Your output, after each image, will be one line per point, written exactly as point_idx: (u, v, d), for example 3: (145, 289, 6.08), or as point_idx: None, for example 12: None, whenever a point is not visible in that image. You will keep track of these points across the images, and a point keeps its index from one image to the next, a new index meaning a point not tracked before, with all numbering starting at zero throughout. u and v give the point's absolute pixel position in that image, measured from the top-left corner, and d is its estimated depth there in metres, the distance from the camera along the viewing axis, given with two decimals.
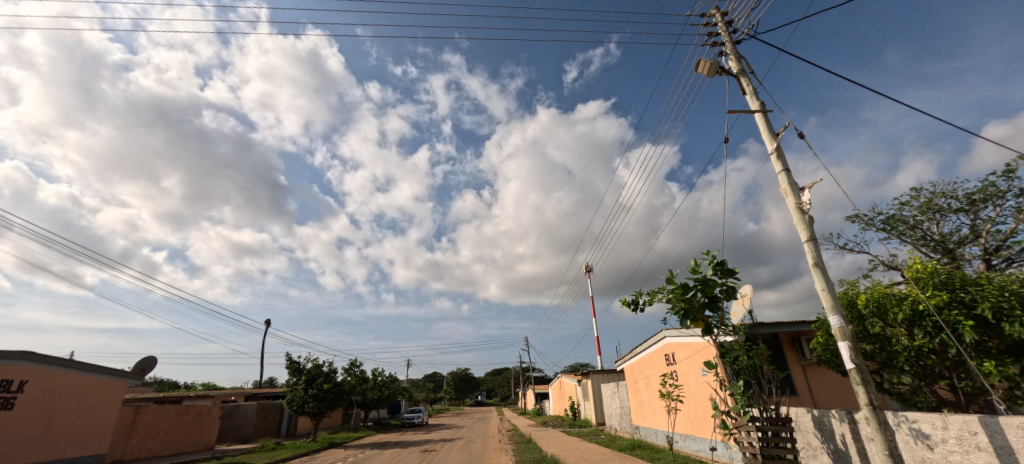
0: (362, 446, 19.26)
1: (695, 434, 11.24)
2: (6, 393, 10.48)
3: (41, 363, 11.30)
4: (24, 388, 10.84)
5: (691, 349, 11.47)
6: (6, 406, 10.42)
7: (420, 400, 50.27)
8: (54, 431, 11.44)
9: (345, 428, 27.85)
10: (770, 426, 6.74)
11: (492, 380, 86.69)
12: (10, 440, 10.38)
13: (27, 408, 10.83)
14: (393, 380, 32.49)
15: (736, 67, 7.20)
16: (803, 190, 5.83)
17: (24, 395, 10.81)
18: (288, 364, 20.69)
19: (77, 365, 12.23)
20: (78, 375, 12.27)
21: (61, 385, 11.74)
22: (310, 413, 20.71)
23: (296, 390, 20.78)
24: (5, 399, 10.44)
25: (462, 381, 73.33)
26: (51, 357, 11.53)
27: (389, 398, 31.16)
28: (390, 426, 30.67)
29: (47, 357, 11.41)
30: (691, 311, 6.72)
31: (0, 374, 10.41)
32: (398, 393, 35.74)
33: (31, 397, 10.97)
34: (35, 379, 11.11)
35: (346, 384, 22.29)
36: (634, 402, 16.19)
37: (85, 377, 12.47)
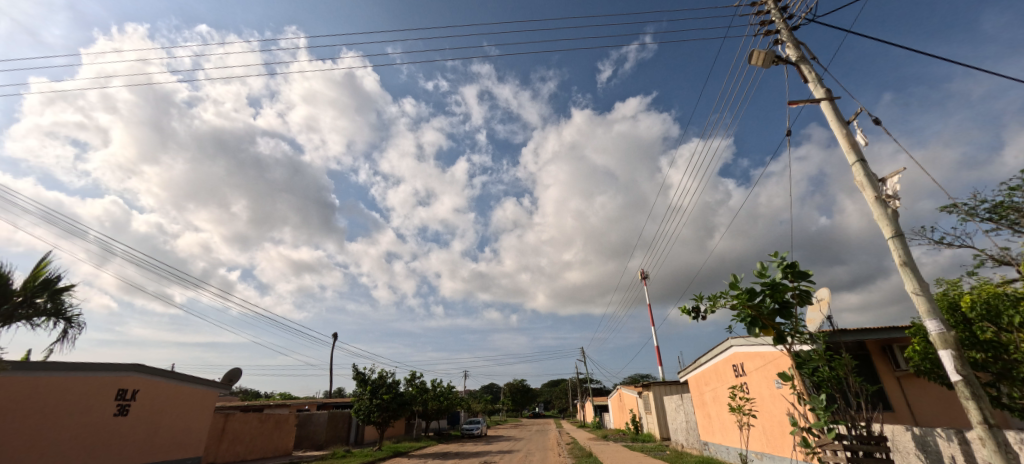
0: (425, 456, 19.55)
1: (771, 452, 10.21)
2: (122, 400, 11.68)
3: (149, 373, 12.54)
4: (136, 396, 12.08)
5: (762, 359, 10.53)
6: (123, 412, 11.66)
7: (478, 411, 50.60)
8: (161, 435, 12.68)
9: (407, 438, 28.56)
10: (861, 446, 5.86)
11: (549, 391, 85.25)
12: (125, 443, 11.60)
13: (138, 414, 12.05)
14: (451, 392, 32.82)
15: (795, 54, 6.56)
16: (883, 181, 5.12)
17: (136, 403, 12.04)
18: (354, 374, 21.61)
19: (177, 376, 13.44)
20: (178, 384, 13.48)
21: (165, 393, 12.98)
22: (375, 422, 21.45)
23: (362, 400, 21.59)
24: (121, 406, 11.66)
25: (519, 393, 72.96)
26: (157, 368, 12.76)
27: (449, 408, 31.53)
28: (451, 437, 30.97)
29: (152, 368, 12.63)
30: (759, 318, 6.07)
31: (118, 384, 11.64)
32: (457, 403, 36.12)
33: (142, 404, 12.21)
34: (144, 388, 12.36)
35: (407, 395, 22.86)
36: (701, 417, 15.08)
37: (182, 387, 13.65)
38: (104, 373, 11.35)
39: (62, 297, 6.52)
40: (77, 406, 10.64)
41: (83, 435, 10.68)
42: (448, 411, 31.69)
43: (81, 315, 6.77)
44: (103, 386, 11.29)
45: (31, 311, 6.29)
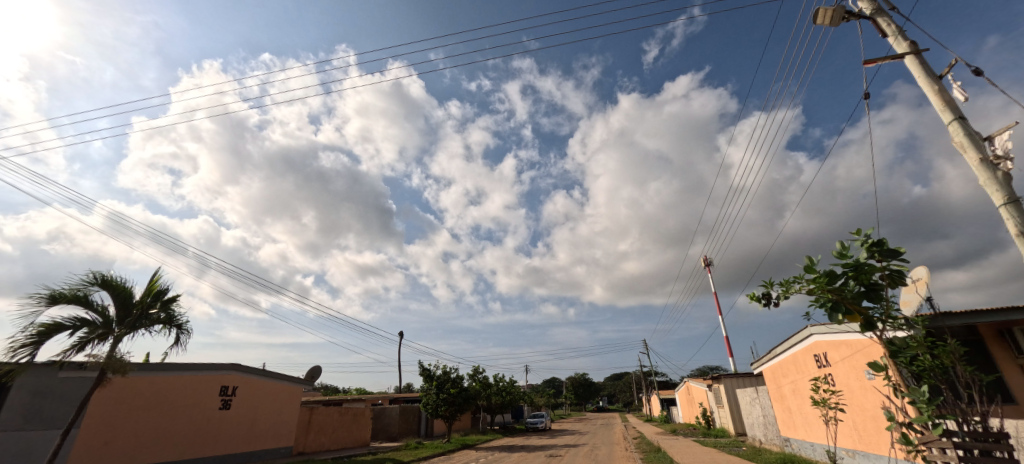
0: (492, 449, 20.03)
1: (865, 450, 9.31)
2: (225, 395, 13.12)
3: (245, 371, 13.93)
4: (236, 392, 13.49)
5: (848, 348, 9.62)
6: (226, 406, 13.08)
7: (541, 405, 50.90)
8: (258, 427, 14.09)
9: (474, 431, 29.41)
10: (976, 444, 5.16)
11: (612, 385, 83.78)
12: (229, 433, 13.03)
13: (238, 408, 13.47)
14: (514, 386, 33.31)
15: (868, 8, 5.88)
16: (989, 140, 4.46)
17: (236, 398, 13.46)
18: (421, 370, 22.60)
19: (268, 373, 14.82)
20: (270, 381, 14.87)
21: (259, 389, 14.38)
22: (443, 416, 22.31)
23: (429, 395, 22.53)
24: (224, 400, 13.09)
25: (582, 387, 72.40)
26: (251, 367, 14.14)
27: (512, 402, 32.05)
28: (516, 430, 31.44)
29: (248, 367, 14.05)
30: (842, 303, 5.50)
31: (221, 381, 13.07)
32: (521, 397, 36.58)
33: (241, 399, 13.63)
34: (242, 384, 13.76)
35: (472, 389, 23.53)
36: (780, 411, 14.10)
37: (274, 383, 15.07)
38: (210, 372, 12.77)
39: (173, 308, 7.47)
40: (190, 400, 12.11)
41: (196, 426, 12.15)
42: (512, 405, 32.19)
43: (188, 323, 7.73)
44: (210, 382, 12.76)
45: (150, 321, 7.24)
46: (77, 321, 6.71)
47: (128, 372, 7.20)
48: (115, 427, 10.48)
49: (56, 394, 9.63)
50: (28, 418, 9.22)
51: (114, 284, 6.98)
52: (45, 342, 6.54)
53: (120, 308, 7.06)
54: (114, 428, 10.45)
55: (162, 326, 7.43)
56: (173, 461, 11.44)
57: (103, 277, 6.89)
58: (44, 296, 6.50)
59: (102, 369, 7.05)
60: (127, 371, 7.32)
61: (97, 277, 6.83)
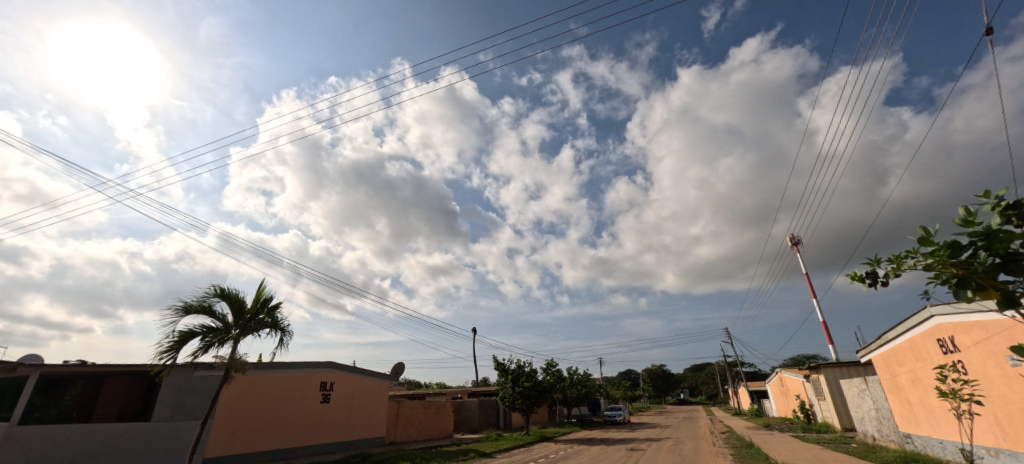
0: (571, 441, 20.02)
1: (1014, 449, 7.93)
2: (325, 389, 14.46)
3: (340, 368, 15.22)
4: (333, 387, 14.81)
5: (984, 331, 8.24)
6: (326, 399, 14.43)
7: (618, 398, 49.86)
8: (354, 418, 15.38)
9: (552, 424, 29.61)
10: None
11: (693, 377, 79.79)
12: (330, 424, 14.37)
13: (337, 401, 14.80)
14: (589, 379, 32.99)
15: None
16: None
17: (334, 392, 14.77)
18: (496, 364, 23.18)
19: (359, 370, 16.06)
20: (361, 377, 16.12)
21: (352, 384, 15.64)
22: (520, 409, 22.70)
23: (506, 388, 23.03)
24: (325, 394, 14.44)
25: (660, 379, 69.78)
26: (345, 364, 15.41)
27: (588, 395, 31.78)
28: (594, 423, 31.13)
29: (342, 364, 15.35)
30: (973, 278, 3.78)
31: (320, 377, 14.40)
32: (596, 390, 36.14)
33: (338, 393, 14.93)
34: (338, 380, 15.06)
35: (547, 383, 23.68)
36: (897, 404, 12.48)
37: (365, 378, 16.33)
38: (311, 369, 14.11)
39: (276, 313, 8.37)
40: (297, 394, 13.51)
41: (303, 417, 13.53)
42: (589, 398, 31.91)
43: (290, 326, 8.62)
44: (312, 378, 14.13)
45: (260, 326, 8.18)
46: (205, 328, 7.76)
47: (247, 371, 8.20)
48: (240, 417, 12.01)
49: (193, 390, 11.25)
50: (175, 409, 10.87)
51: (231, 295, 7.98)
52: (182, 347, 7.64)
53: (235, 315, 8.05)
54: (239, 419, 11.98)
55: (270, 330, 8.35)
56: (288, 448, 12.90)
57: (221, 289, 7.90)
58: (178, 307, 7.59)
59: (227, 369, 8.10)
60: (246, 369, 8.35)
61: (216, 289, 7.84)
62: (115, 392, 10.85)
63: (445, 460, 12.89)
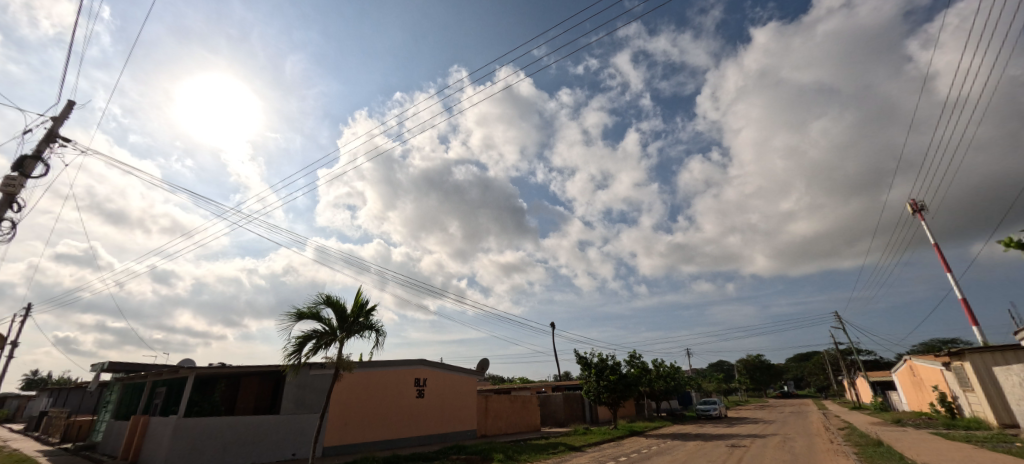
0: (664, 436, 19.21)
1: None
2: (419, 385, 15.41)
3: (431, 365, 16.12)
4: (426, 383, 15.73)
5: None
6: (421, 394, 15.39)
7: (712, 391, 46.85)
8: (447, 412, 16.24)
9: (641, 418, 28.70)
10: None
11: (798, 367, 72.33)
12: (426, 417, 15.33)
13: (430, 396, 15.73)
14: (678, 371, 31.36)
15: None
16: None
17: (427, 387, 15.70)
18: (578, 358, 22.99)
19: (448, 366, 16.87)
20: (450, 373, 16.92)
21: (443, 380, 16.49)
22: (607, 403, 22.31)
23: (590, 382, 22.77)
24: (419, 390, 15.40)
25: (759, 370, 64.27)
26: (435, 361, 16.28)
27: (678, 388, 30.26)
28: (687, 418, 29.60)
29: (432, 361, 16.23)
30: None
31: (414, 374, 15.37)
32: (687, 383, 34.28)
33: (431, 388, 15.85)
34: (430, 376, 15.96)
35: (632, 376, 22.98)
36: None
37: (454, 374, 17.14)
38: (405, 366, 15.10)
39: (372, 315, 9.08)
40: (395, 390, 14.57)
41: (402, 411, 14.58)
42: (679, 391, 30.37)
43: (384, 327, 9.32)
44: (407, 375, 15.14)
45: (360, 327, 8.96)
46: (316, 332, 8.65)
47: (353, 368, 9.00)
48: (350, 411, 13.20)
49: (310, 387, 12.70)
50: (297, 404, 12.35)
51: (334, 301, 8.80)
52: (300, 349, 8.57)
53: (339, 319, 8.87)
54: (349, 412, 13.18)
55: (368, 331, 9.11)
56: (392, 439, 14.01)
57: (327, 296, 8.73)
58: (293, 315, 8.53)
59: (336, 367, 8.97)
60: (353, 367, 9.17)
61: (322, 297, 8.69)
62: (250, 390, 12.57)
63: (536, 453, 13.09)
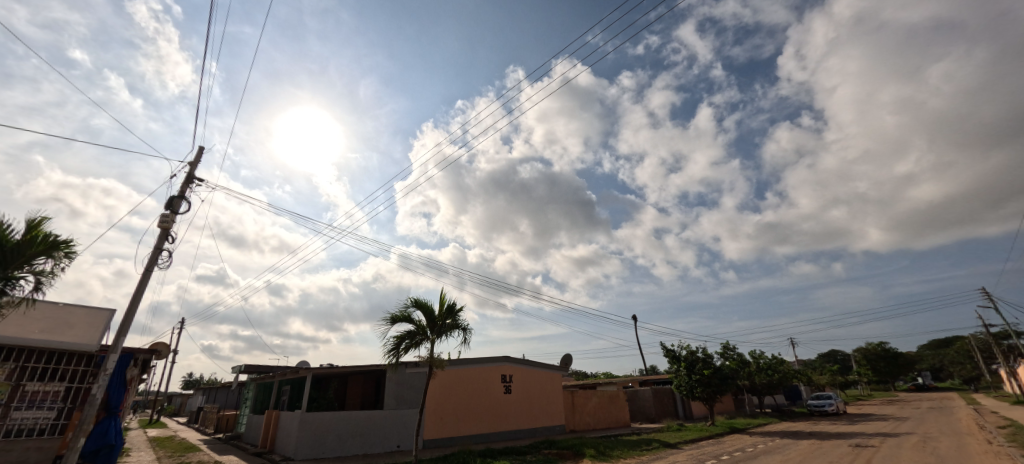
0: (770, 433, 17.68)
1: None
2: (506, 381, 15.84)
3: (515, 361, 16.46)
4: (512, 379, 16.10)
5: None
6: (508, 390, 15.81)
7: (825, 384, 42.08)
8: (534, 407, 16.50)
9: (742, 414, 26.68)
10: None
11: (934, 355, 62.20)
12: (515, 412, 15.73)
13: (517, 392, 16.09)
14: (782, 363, 28.63)
15: None
16: None
17: (513, 383, 16.07)
18: (666, 352, 22.03)
19: (532, 362, 17.10)
20: (534, 369, 17.15)
21: (528, 376, 16.77)
22: (701, 398, 21.09)
23: (681, 376, 21.69)
24: (506, 386, 15.82)
25: (882, 359, 56.37)
26: (519, 357, 16.60)
27: (784, 381, 27.62)
28: (796, 414, 26.93)
29: (516, 357, 16.57)
30: None
31: (501, 370, 15.82)
32: (794, 376, 31.13)
33: (517, 384, 16.20)
34: (515, 372, 16.32)
35: (728, 369, 21.46)
36: None
37: (539, 370, 17.35)
38: (492, 363, 15.59)
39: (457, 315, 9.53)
40: (484, 386, 15.12)
41: (493, 406, 15.11)
42: (786, 385, 27.68)
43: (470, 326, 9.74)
44: (494, 371, 15.63)
45: (448, 327, 9.47)
46: (409, 334, 9.28)
47: (444, 366, 9.53)
48: (445, 407, 13.94)
49: (408, 384, 13.67)
50: (398, 400, 13.36)
51: (423, 303, 9.38)
52: (396, 349, 9.25)
53: (428, 320, 9.43)
54: (444, 408, 13.93)
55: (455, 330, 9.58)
56: (485, 433, 14.57)
57: (416, 299, 9.34)
58: (388, 318, 9.25)
59: (430, 365, 9.55)
60: (444, 365, 9.71)
61: (411, 300, 9.30)
62: (357, 387, 13.88)
63: (629, 449, 12.77)
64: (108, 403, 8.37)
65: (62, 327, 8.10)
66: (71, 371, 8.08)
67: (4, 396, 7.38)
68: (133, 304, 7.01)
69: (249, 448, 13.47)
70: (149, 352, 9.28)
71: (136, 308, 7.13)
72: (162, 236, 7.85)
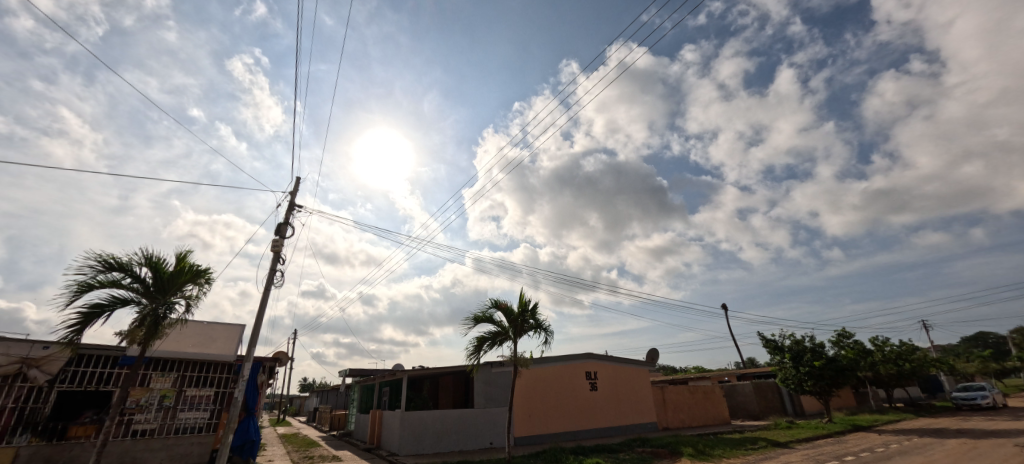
0: (905, 431, 15.40)
1: None
2: (591, 378, 15.64)
3: (599, 358, 16.20)
4: (597, 376, 15.87)
5: None
6: (594, 388, 15.61)
7: (974, 374, 35.75)
8: (623, 405, 16.11)
9: (866, 410, 23.63)
10: None
11: None
12: (603, 410, 15.49)
13: (604, 389, 15.83)
14: (915, 351, 24.79)
15: None
16: None
17: (599, 381, 15.83)
18: (765, 342, 20.27)
19: (617, 359, 16.70)
20: (620, 366, 16.74)
21: (614, 373, 16.42)
22: (813, 392, 19.06)
23: (786, 369, 19.83)
24: (592, 383, 15.63)
25: None
26: (603, 355, 16.30)
27: (918, 372, 23.94)
28: (936, 409, 23.21)
29: (600, 354, 16.28)
30: None
31: (585, 368, 15.66)
32: (931, 365, 26.80)
33: (604, 382, 15.94)
34: (600, 369, 16.05)
35: (845, 359, 19.09)
36: None
37: (624, 366, 16.89)
38: (576, 361, 15.48)
39: (537, 314, 9.63)
40: (569, 384, 15.07)
41: (580, 404, 15.01)
42: (921, 376, 23.92)
43: (550, 325, 9.80)
44: (578, 369, 15.52)
45: (528, 326, 9.62)
46: (491, 334, 9.58)
47: (529, 365, 9.66)
48: (533, 405, 14.12)
49: (496, 383, 14.08)
50: (487, 399, 13.84)
51: (503, 304, 9.63)
52: (480, 349, 9.59)
53: (509, 319, 9.65)
54: (532, 406, 14.11)
55: (536, 330, 9.70)
56: (574, 431, 14.54)
57: (495, 301, 9.62)
58: (470, 320, 9.63)
59: (514, 364, 9.74)
60: (528, 364, 9.86)
61: (492, 302, 9.59)
62: (447, 387, 14.61)
63: (732, 449, 11.93)
64: (246, 405, 9.67)
65: (207, 341, 9.52)
66: (216, 378, 9.46)
67: (171, 399, 8.88)
68: (259, 320, 8.04)
69: (360, 444, 14.80)
70: (274, 359, 10.55)
71: (261, 323, 8.16)
72: (275, 258, 8.89)
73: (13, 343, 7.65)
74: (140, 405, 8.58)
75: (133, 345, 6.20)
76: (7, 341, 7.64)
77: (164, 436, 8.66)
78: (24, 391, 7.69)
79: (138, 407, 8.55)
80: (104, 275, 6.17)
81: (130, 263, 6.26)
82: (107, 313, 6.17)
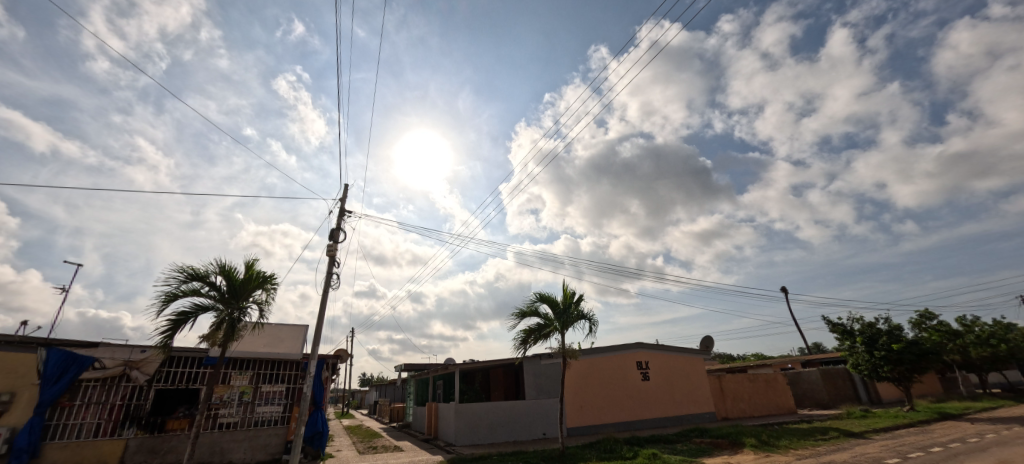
0: (1002, 419, 13.95)
1: None
2: (642, 368, 15.35)
3: (651, 348, 15.85)
4: (649, 366, 15.55)
5: None
6: (647, 378, 15.32)
7: None
8: (678, 395, 15.70)
9: (956, 397, 21.55)
10: None
11: None
12: (658, 400, 15.18)
13: (658, 379, 15.51)
14: (1013, 331, 22.23)
15: None
16: None
17: (652, 370, 15.51)
18: (832, 326, 19.01)
19: (669, 348, 16.27)
20: (674, 356, 16.30)
21: (668, 363, 16.02)
22: (890, 378, 17.65)
23: (858, 354, 18.51)
24: (644, 373, 15.35)
25: None
26: (654, 344, 15.94)
27: (1017, 354, 21.49)
28: None
29: (651, 344, 15.93)
30: None
31: (637, 358, 15.38)
32: None
33: (657, 372, 15.60)
34: (651, 359, 15.71)
35: (927, 342, 17.49)
36: None
37: (677, 355, 16.44)
38: (626, 351, 15.25)
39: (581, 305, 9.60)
40: (621, 374, 14.87)
41: (633, 394, 14.80)
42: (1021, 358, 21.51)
43: (595, 315, 9.75)
44: (629, 359, 15.28)
45: (574, 318, 9.58)
46: (538, 328, 9.62)
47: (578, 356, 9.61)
48: (584, 396, 14.07)
49: (546, 375, 14.15)
50: (539, 390, 13.96)
51: (548, 298, 9.64)
52: (528, 341, 9.67)
53: (554, 311, 9.65)
54: (585, 397, 14.07)
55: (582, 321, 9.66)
56: (628, 421, 14.36)
57: (540, 294, 9.66)
58: (517, 315, 9.72)
59: (563, 356, 9.73)
60: (577, 355, 9.80)
61: (537, 295, 9.64)
62: (499, 380, 14.85)
63: (800, 439, 11.33)
64: (314, 399, 10.33)
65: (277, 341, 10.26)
66: (286, 374, 10.16)
67: (249, 395, 9.65)
68: (320, 321, 8.54)
69: (419, 435, 15.40)
70: (336, 357, 11.18)
71: (322, 323, 8.67)
72: (331, 262, 9.41)
73: (117, 347, 8.66)
74: (224, 400, 9.39)
75: (215, 347, 6.77)
76: (112, 345, 8.64)
77: (246, 428, 9.44)
78: (129, 389, 8.66)
79: (222, 403, 9.37)
80: (185, 285, 6.78)
81: (207, 273, 6.84)
82: (192, 320, 6.79)
